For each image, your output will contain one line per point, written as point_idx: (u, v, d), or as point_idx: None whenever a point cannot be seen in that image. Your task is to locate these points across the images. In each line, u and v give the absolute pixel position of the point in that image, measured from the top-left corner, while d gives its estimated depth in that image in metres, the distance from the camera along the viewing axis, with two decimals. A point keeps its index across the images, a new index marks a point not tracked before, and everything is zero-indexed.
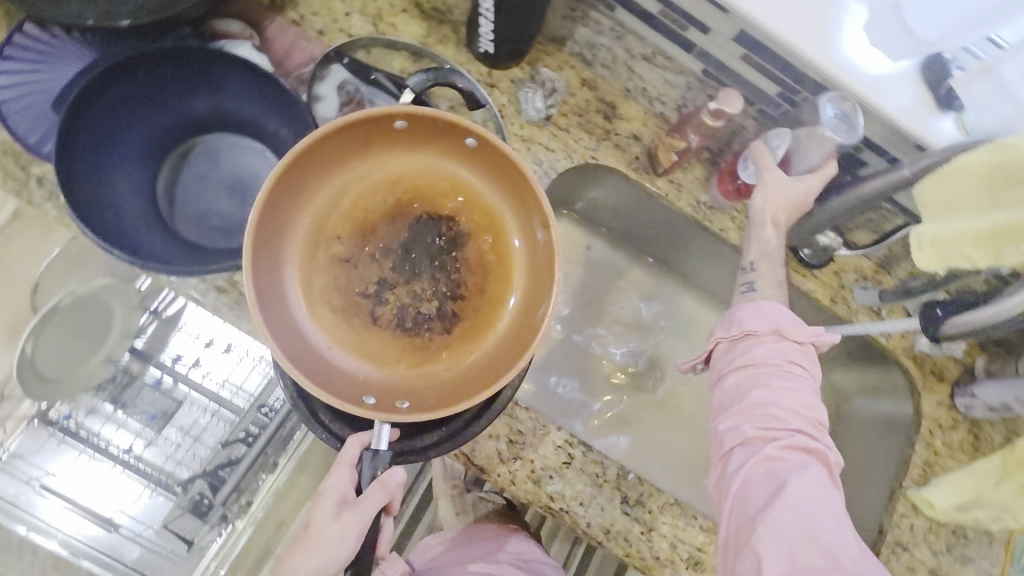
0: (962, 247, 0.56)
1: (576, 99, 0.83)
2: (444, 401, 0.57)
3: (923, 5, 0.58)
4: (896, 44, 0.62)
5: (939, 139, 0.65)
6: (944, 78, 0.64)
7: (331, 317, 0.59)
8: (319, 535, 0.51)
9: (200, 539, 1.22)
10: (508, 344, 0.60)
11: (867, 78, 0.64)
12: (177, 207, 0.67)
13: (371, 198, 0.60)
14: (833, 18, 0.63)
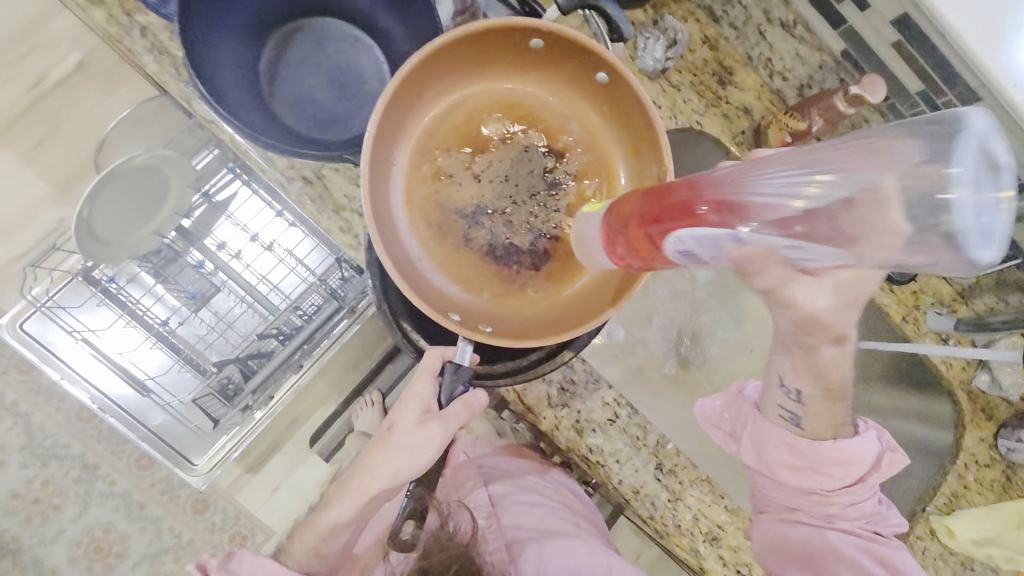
0: None
1: (694, 56, 0.78)
2: (523, 335, 0.56)
3: None
4: None
5: None
6: None
7: (426, 231, 0.57)
8: (404, 442, 0.56)
9: (225, 421, 1.24)
10: (594, 294, 0.58)
11: None
12: (277, 87, 0.64)
13: (489, 116, 0.57)
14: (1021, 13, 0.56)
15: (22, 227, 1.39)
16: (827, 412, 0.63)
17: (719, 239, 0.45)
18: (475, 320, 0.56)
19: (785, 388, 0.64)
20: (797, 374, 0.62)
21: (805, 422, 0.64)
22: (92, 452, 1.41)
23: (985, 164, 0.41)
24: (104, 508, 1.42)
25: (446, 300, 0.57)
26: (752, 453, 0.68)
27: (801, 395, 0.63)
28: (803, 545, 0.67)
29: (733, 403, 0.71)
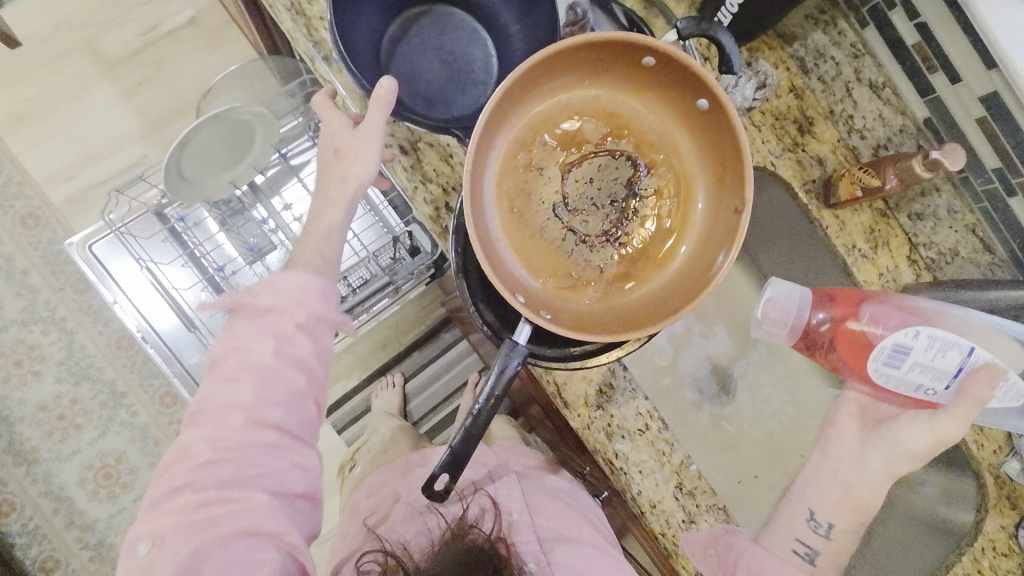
0: None
1: (779, 101, 0.81)
2: (581, 328, 0.58)
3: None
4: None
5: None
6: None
7: (507, 213, 0.60)
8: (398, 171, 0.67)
9: None
10: (654, 305, 0.59)
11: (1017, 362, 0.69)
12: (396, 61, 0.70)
13: (586, 121, 0.61)
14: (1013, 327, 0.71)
15: (106, 157, 1.48)
16: (837, 550, 0.74)
17: (929, 334, 0.66)
18: (537, 306, 0.58)
19: (814, 521, 0.76)
20: (835, 511, 0.75)
21: (818, 559, 0.74)
22: (123, 380, 1.46)
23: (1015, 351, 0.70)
24: (121, 437, 1.45)
25: (516, 282, 0.59)
26: None
27: (828, 530, 0.75)
28: None
29: (720, 540, 0.74)
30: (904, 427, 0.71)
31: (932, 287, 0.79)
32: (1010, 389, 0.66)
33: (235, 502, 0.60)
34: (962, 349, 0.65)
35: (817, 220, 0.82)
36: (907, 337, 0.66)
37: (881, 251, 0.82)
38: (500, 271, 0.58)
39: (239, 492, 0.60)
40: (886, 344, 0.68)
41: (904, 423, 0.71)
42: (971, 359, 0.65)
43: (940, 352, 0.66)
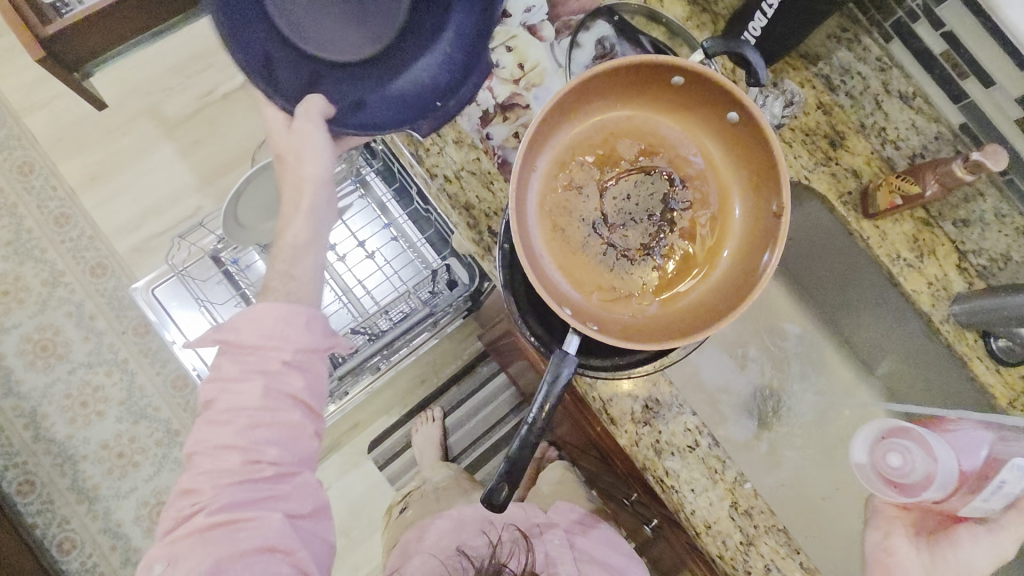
0: None
1: (808, 118, 0.83)
2: (629, 337, 0.59)
3: None
4: None
5: None
6: None
7: (550, 230, 0.62)
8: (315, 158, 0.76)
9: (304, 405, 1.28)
10: (699, 312, 0.60)
11: None
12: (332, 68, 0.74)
13: (620, 141, 0.63)
14: None
15: (166, 209, 1.59)
16: None
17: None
18: (585, 318, 0.60)
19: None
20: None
21: None
22: (176, 419, 1.52)
23: None
24: (174, 474, 1.50)
25: (562, 296, 0.60)
26: None
27: None
28: None
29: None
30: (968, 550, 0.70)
31: (988, 292, 0.78)
32: None
33: (251, 521, 0.70)
34: None
35: (858, 231, 0.83)
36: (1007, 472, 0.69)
37: (928, 259, 0.82)
38: (547, 285, 0.59)
39: (253, 512, 0.71)
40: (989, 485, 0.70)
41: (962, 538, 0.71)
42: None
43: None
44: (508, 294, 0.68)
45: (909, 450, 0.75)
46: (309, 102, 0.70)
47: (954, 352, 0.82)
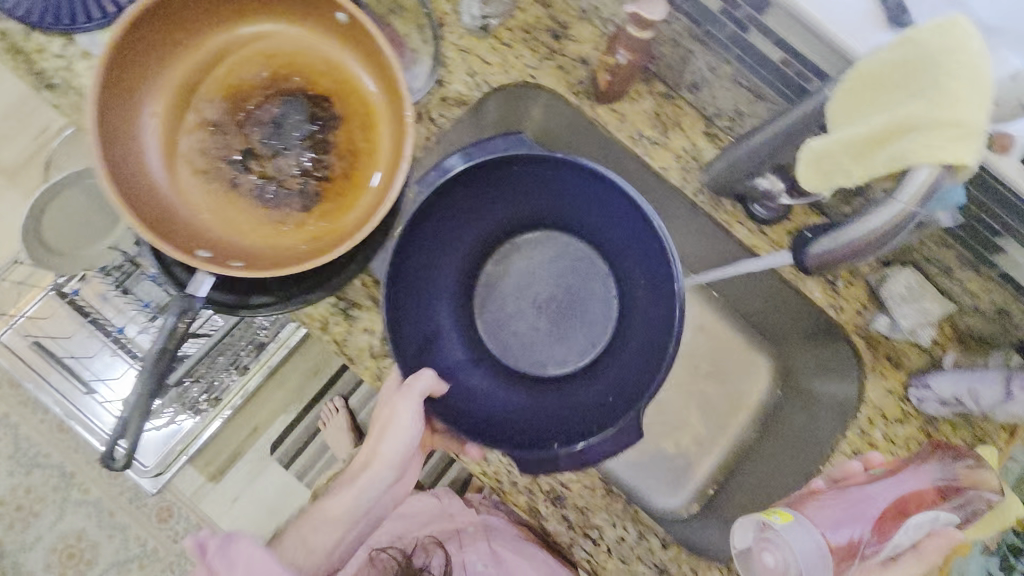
0: (841, 158, 0.51)
1: (525, 15, 0.80)
2: (283, 267, 0.57)
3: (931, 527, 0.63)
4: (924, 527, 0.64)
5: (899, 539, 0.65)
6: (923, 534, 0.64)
7: (188, 175, 0.58)
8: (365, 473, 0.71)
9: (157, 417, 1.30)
10: (357, 226, 0.58)
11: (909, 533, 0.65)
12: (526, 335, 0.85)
13: (246, 67, 0.59)
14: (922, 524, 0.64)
15: None
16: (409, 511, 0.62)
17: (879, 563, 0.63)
18: (227, 256, 0.56)
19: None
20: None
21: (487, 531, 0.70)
22: (69, 462, 1.48)
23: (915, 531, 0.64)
24: (79, 515, 1.47)
25: (202, 237, 0.57)
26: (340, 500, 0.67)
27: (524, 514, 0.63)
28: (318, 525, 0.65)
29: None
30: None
31: (724, 151, 0.74)
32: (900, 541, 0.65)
33: None
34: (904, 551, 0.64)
35: (594, 119, 0.80)
36: (906, 531, 0.64)
37: (673, 133, 0.80)
38: (178, 230, 0.56)
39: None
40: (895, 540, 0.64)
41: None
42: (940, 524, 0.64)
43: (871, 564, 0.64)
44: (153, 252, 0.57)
45: (774, 539, 0.64)
46: (420, 378, 0.66)
47: (715, 221, 0.80)
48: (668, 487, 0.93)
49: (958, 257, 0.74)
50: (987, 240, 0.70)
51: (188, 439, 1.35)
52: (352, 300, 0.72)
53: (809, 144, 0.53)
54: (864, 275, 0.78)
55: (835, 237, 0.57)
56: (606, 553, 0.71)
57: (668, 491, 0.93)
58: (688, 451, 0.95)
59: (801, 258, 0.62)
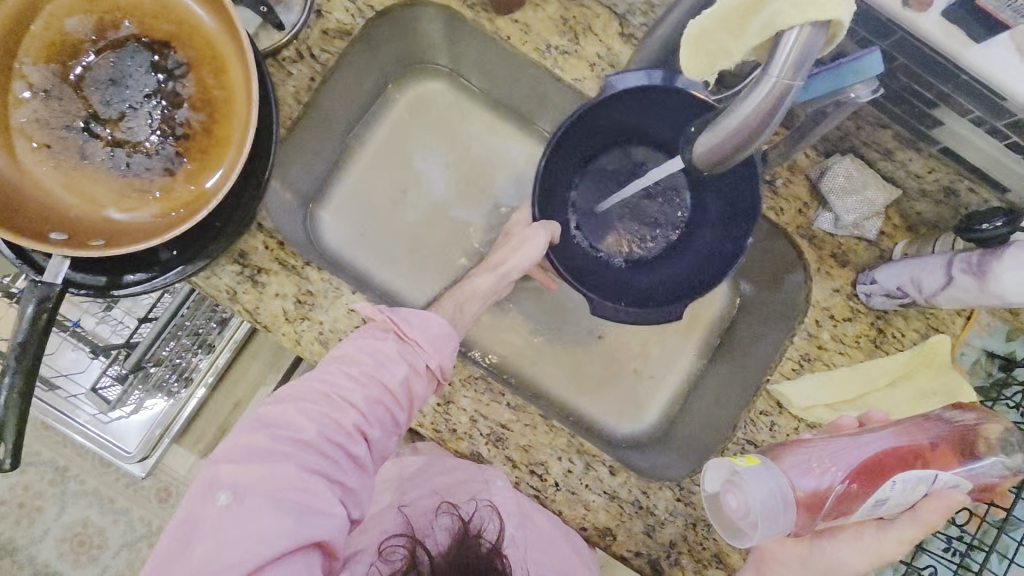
0: (718, 39, 0.49)
1: None
2: (151, 236, 0.54)
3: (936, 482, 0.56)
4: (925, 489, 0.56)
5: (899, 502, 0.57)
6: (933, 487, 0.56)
7: (27, 150, 0.53)
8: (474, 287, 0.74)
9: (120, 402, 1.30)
10: (226, 181, 0.55)
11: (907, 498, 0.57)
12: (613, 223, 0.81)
13: (68, 20, 0.54)
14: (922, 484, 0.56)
15: None
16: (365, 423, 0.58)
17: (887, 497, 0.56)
18: (87, 235, 0.53)
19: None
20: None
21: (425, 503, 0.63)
22: (61, 456, 1.50)
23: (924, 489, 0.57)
24: (80, 505, 1.50)
25: (55, 218, 0.53)
26: (342, 396, 0.56)
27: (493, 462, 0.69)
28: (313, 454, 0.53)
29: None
30: (847, 546, 0.59)
31: (636, 52, 0.68)
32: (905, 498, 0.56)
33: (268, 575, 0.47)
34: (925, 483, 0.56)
35: (495, 33, 0.73)
36: (886, 488, 0.56)
37: (584, 38, 0.73)
38: (25, 214, 0.52)
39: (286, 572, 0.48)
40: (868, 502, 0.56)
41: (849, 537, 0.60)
42: (939, 485, 0.56)
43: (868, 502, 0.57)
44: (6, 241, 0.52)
45: (745, 482, 0.58)
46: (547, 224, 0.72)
47: None
48: (627, 416, 0.87)
49: (895, 137, 0.68)
50: (923, 114, 0.64)
51: (165, 420, 1.33)
52: (257, 266, 0.68)
53: (691, 22, 0.50)
54: (803, 170, 0.74)
55: (715, 131, 0.46)
56: (554, 487, 0.70)
57: (626, 421, 0.87)
58: (647, 376, 0.89)
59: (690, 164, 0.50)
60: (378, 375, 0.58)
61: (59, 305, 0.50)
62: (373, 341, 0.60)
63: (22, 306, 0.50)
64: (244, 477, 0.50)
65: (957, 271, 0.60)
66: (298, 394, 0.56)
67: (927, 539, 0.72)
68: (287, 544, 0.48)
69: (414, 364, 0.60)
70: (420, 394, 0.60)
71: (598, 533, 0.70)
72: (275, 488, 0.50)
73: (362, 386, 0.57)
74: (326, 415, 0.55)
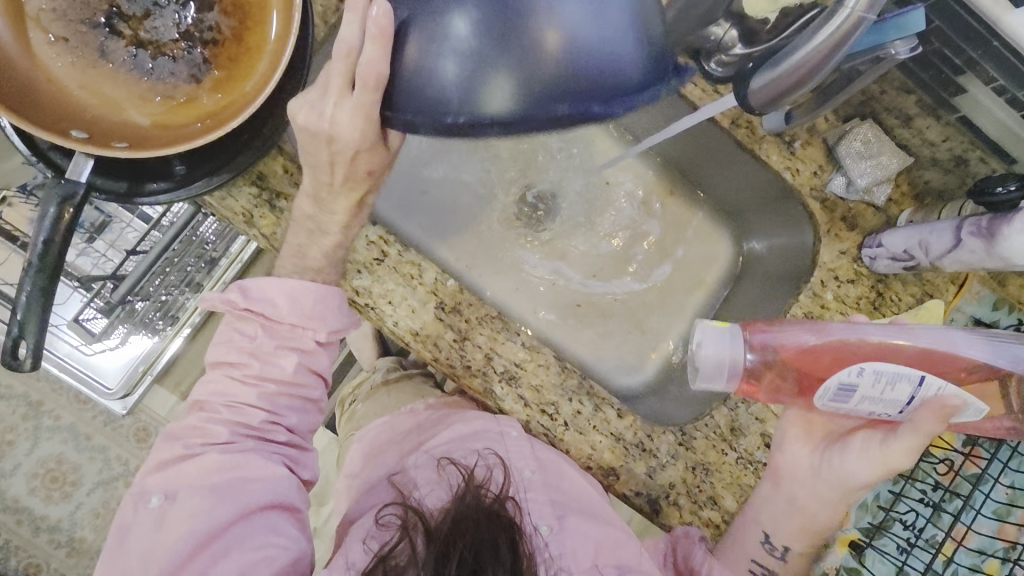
0: None
1: None
2: (174, 143, 0.51)
3: (909, 376, 0.54)
4: (904, 389, 0.54)
5: (880, 403, 0.56)
6: (915, 386, 0.54)
7: (44, 43, 0.51)
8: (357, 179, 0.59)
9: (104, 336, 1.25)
10: (256, 93, 0.53)
11: (888, 402, 0.56)
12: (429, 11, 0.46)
13: None
14: (901, 381, 0.54)
15: None
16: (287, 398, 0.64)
17: (855, 388, 0.55)
18: (106, 137, 0.51)
19: (769, 544, 0.70)
20: (789, 535, 0.69)
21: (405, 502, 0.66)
22: (34, 391, 1.46)
23: (906, 390, 0.55)
24: (54, 441, 1.46)
25: (73, 116, 0.50)
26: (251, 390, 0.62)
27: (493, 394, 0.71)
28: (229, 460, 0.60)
29: (681, 545, 0.72)
30: (856, 456, 0.63)
31: None
32: (883, 396, 0.55)
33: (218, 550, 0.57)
34: (911, 380, 0.54)
35: None
36: (851, 376, 0.55)
37: None
38: (43, 109, 0.49)
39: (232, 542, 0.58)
40: (828, 386, 0.56)
41: (854, 448, 0.63)
42: (925, 389, 0.54)
43: (835, 394, 0.56)
44: (16, 134, 0.50)
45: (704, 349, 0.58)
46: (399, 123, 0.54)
47: (667, 83, 0.74)
48: (626, 370, 0.90)
49: (917, 103, 0.69)
50: (948, 80, 0.66)
51: (149, 358, 1.31)
52: (276, 190, 0.67)
53: None
54: (821, 133, 0.75)
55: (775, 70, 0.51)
56: (563, 427, 0.72)
57: (626, 375, 0.90)
58: (649, 330, 0.91)
59: (742, 102, 0.54)
60: (266, 373, 0.62)
61: (83, 206, 0.49)
62: (245, 340, 0.62)
63: (40, 212, 0.47)
64: (174, 480, 0.59)
65: (966, 234, 0.63)
66: (198, 406, 0.63)
67: (905, 487, 0.78)
68: (228, 514, 0.58)
69: (300, 345, 0.63)
70: (321, 367, 0.65)
71: (602, 472, 0.73)
72: (227, 475, 0.60)
73: (255, 387, 0.62)
74: (230, 421, 0.62)
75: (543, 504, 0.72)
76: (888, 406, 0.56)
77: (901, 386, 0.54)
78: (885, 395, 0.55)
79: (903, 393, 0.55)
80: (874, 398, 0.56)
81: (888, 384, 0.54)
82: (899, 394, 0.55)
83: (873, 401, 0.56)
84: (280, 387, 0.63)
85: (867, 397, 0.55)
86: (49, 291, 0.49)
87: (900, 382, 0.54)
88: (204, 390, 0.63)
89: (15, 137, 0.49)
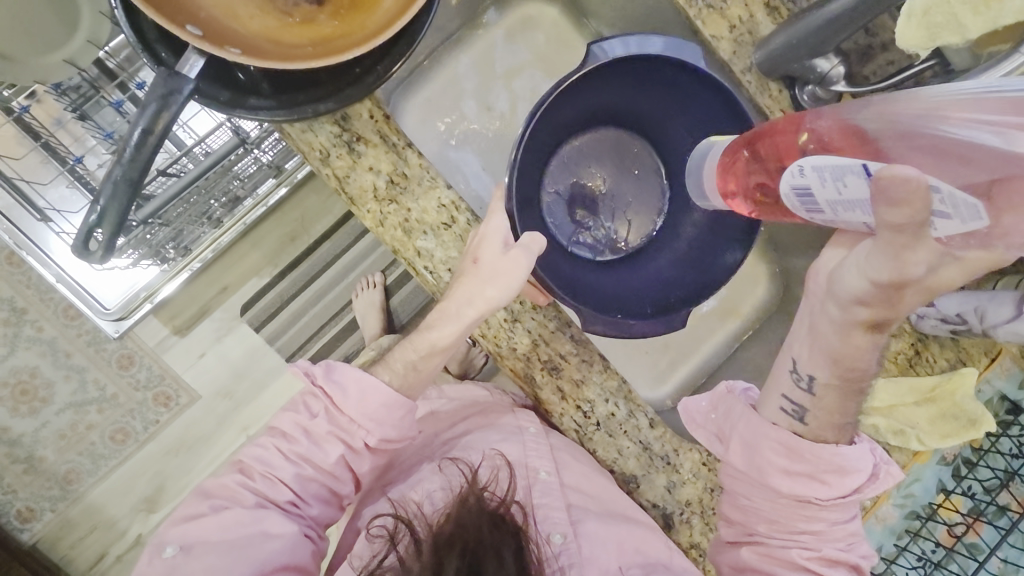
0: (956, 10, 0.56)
1: None
2: (285, 57, 0.50)
3: (836, 167, 0.44)
4: (855, 186, 0.43)
5: (854, 213, 0.44)
6: (858, 178, 0.42)
7: None
8: (486, 265, 0.62)
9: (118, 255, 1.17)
10: (375, 22, 0.51)
11: (852, 208, 0.44)
12: (587, 149, 0.77)
13: None
14: (837, 175, 0.44)
15: None
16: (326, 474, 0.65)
17: (804, 187, 0.47)
18: (218, 34, 0.48)
19: (796, 372, 0.59)
20: (814, 359, 0.57)
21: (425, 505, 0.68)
22: (21, 296, 1.30)
23: (853, 185, 0.43)
24: (31, 353, 1.32)
25: (187, 6, 0.48)
26: (287, 467, 0.64)
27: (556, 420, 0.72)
28: (247, 527, 0.60)
29: (721, 402, 0.65)
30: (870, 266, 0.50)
31: (787, 23, 0.67)
32: (837, 199, 0.45)
33: None
34: (857, 170, 0.42)
35: None
36: (795, 176, 0.47)
37: None
38: None
39: None
40: (787, 195, 0.49)
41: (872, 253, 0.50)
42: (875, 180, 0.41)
43: (799, 202, 0.49)
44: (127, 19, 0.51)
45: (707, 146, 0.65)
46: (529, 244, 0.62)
47: (758, 108, 0.74)
48: (647, 383, 0.88)
49: None
50: None
51: (152, 285, 1.25)
52: (357, 133, 0.65)
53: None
54: None
55: None
56: (595, 426, 0.72)
57: (648, 386, 0.88)
58: (676, 348, 0.89)
59: None
60: (311, 456, 0.65)
61: (185, 105, 0.50)
62: (305, 417, 0.65)
63: (142, 105, 0.49)
64: (193, 535, 0.59)
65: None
66: (238, 468, 0.65)
67: (909, 543, 0.83)
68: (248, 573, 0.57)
69: (350, 441, 0.65)
70: (360, 469, 0.67)
71: (622, 478, 0.73)
72: (239, 536, 0.60)
73: (295, 466, 0.64)
74: (265, 480, 0.64)
75: (556, 508, 0.70)
76: (860, 212, 0.44)
77: (845, 183, 0.43)
78: (835, 199, 0.45)
79: (853, 189, 0.43)
80: (839, 208, 0.45)
81: (834, 175, 0.44)
82: (852, 195, 0.43)
83: (842, 214, 0.45)
84: (318, 467, 0.65)
85: (827, 203, 0.46)
86: (134, 183, 0.52)
87: (846, 178, 0.43)
88: (249, 452, 0.65)
89: (126, 21, 0.51)
